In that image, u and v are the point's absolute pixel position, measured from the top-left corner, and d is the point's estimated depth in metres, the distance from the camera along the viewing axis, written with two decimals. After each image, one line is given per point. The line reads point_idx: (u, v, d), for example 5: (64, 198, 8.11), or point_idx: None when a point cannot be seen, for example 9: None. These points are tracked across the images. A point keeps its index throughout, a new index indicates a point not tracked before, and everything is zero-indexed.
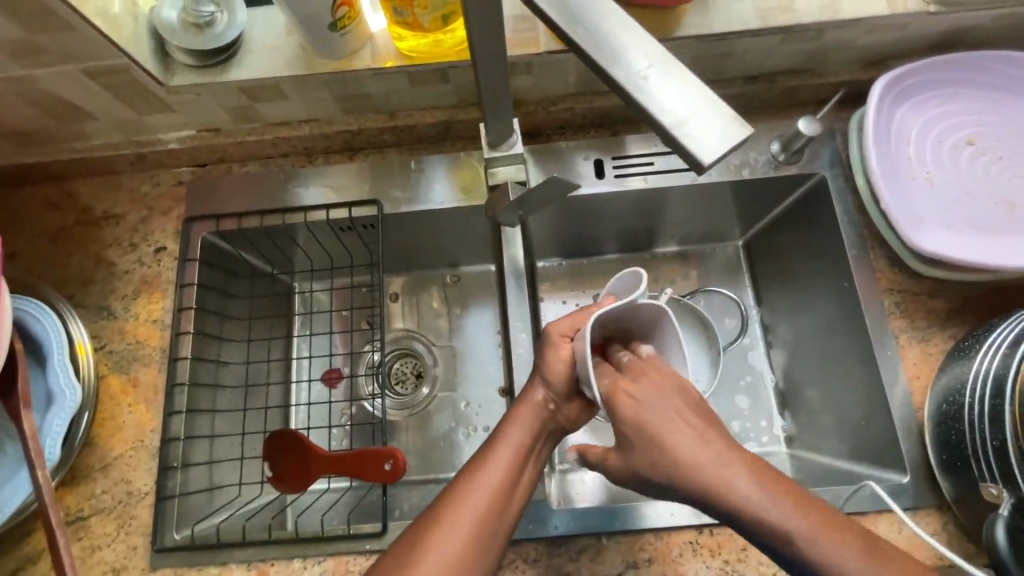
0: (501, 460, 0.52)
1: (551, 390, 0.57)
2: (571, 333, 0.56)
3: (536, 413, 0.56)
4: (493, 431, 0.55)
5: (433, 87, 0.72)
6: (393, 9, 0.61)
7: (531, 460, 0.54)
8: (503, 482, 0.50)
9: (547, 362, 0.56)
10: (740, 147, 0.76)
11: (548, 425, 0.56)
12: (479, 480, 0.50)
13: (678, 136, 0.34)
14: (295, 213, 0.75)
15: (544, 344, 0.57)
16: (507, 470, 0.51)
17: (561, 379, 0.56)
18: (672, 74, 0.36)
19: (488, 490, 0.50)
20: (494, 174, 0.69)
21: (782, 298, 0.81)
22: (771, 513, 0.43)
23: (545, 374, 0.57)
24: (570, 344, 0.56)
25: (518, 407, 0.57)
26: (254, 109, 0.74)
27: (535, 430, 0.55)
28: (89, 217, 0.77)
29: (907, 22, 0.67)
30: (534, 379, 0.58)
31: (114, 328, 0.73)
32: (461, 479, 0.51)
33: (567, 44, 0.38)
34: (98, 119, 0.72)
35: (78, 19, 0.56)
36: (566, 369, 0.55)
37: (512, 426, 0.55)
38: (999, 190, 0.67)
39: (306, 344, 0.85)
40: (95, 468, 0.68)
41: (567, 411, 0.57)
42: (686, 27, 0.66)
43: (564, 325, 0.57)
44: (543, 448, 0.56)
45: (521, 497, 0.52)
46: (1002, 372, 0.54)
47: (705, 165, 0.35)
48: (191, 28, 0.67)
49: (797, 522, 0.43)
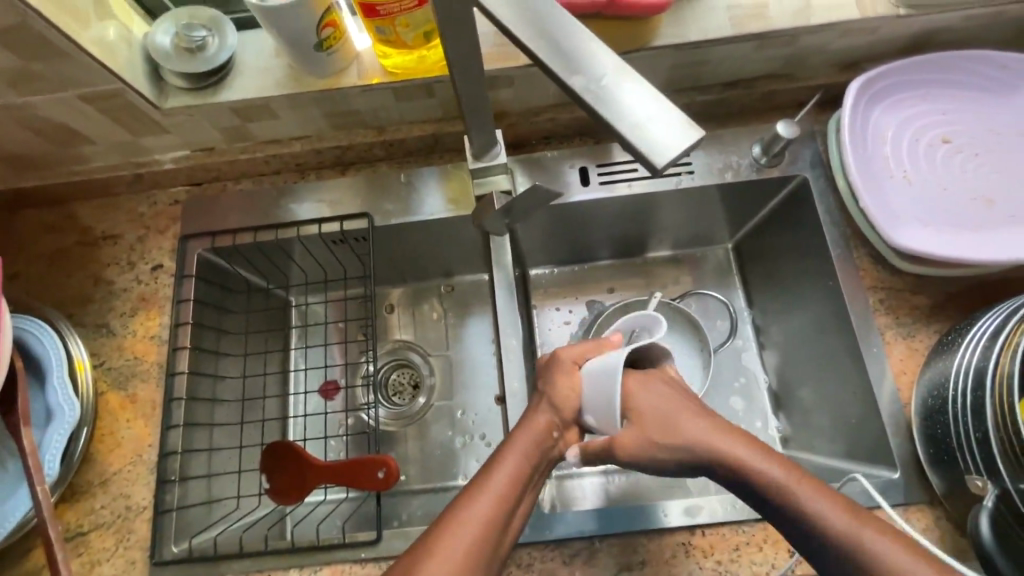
0: (499, 485, 0.51)
1: (557, 418, 0.58)
2: (581, 360, 0.60)
3: (538, 438, 0.56)
4: (493, 453, 0.55)
5: (420, 102, 0.74)
6: (375, 28, 0.63)
7: (530, 486, 0.54)
8: (501, 506, 0.50)
9: (556, 387, 0.58)
10: (722, 151, 0.77)
11: (548, 452, 0.56)
12: (478, 503, 0.50)
13: (632, 141, 0.35)
14: (287, 228, 0.77)
15: (556, 369, 0.59)
16: (505, 495, 0.51)
17: (567, 405, 0.58)
18: (629, 84, 0.37)
19: (485, 514, 0.49)
20: (489, 183, 0.69)
21: (771, 298, 0.82)
22: (771, 473, 0.49)
23: (553, 399, 0.58)
24: (582, 371, 0.59)
25: (519, 431, 0.56)
26: (246, 128, 0.76)
27: (535, 456, 0.55)
28: (88, 238, 0.79)
29: (878, 25, 0.68)
30: (537, 405, 0.59)
31: (112, 345, 0.74)
32: (459, 500, 0.50)
33: (530, 58, 0.39)
34: (95, 143, 0.74)
35: (72, 46, 0.59)
36: (576, 398, 0.58)
37: (512, 451, 0.54)
38: (977, 186, 0.68)
39: (302, 356, 0.86)
40: (94, 484, 0.69)
41: (565, 438, 0.58)
42: (662, 37, 0.67)
43: (574, 351, 0.60)
44: (540, 473, 0.56)
45: (516, 521, 0.52)
46: (982, 364, 0.55)
47: (659, 167, 0.36)
48: (183, 52, 0.69)
49: (791, 479, 0.49)
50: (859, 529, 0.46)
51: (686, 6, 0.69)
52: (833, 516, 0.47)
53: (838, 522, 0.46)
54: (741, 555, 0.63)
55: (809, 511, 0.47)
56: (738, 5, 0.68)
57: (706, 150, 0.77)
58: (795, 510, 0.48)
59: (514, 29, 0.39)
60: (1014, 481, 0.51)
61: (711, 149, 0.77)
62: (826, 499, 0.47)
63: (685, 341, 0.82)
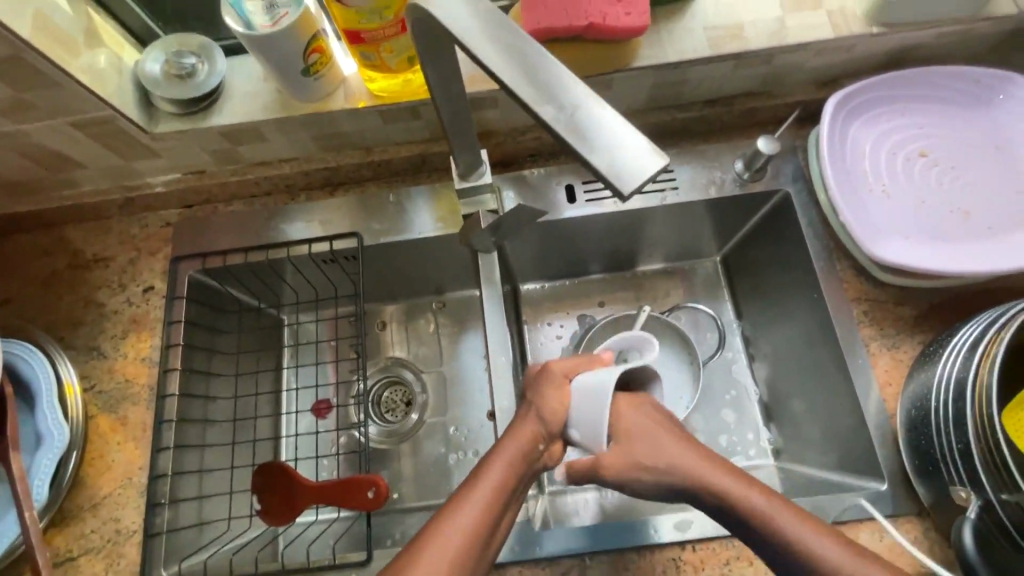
0: (482, 498, 0.51)
1: (544, 431, 0.57)
2: (573, 375, 0.59)
3: (523, 450, 0.55)
4: (477, 464, 0.54)
5: (407, 123, 0.75)
6: (361, 54, 0.65)
7: (514, 497, 0.54)
8: (484, 518, 0.50)
9: (545, 397, 0.58)
10: (706, 167, 0.78)
11: (533, 464, 0.56)
12: (460, 517, 0.49)
13: (599, 170, 0.37)
14: (278, 249, 0.77)
15: (547, 382, 0.58)
16: (487, 509, 0.51)
17: (554, 419, 0.57)
18: (599, 112, 0.38)
19: (468, 528, 0.49)
20: (484, 202, 0.69)
21: (759, 310, 0.83)
22: (752, 502, 0.50)
23: (541, 409, 0.57)
24: (572, 387, 0.58)
25: (504, 442, 0.56)
26: (236, 151, 0.77)
27: (521, 468, 0.54)
28: (80, 260, 0.80)
29: (852, 44, 0.70)
30: (526, 415, 0.58)
31: (103, 368, 0.75)
32: (441, 514, 0.50)
33: (509, 94, 0.41)
34: (86, 168, 0.75)
35: (63, 75, 0.60)
36: (565, 411, 0.57)
37: (496, 464, 0.54)
38: (955, 198, 0.69)
39: (294, 376, 0.87)
40: (84, 508, 0.69)
41: (551, 450, 0.58)
42: (642, 58, 0.69)
43: (567, 365, 0.59)
44: (525, 484, 0.56)
45: (500, 531, 0.52)
46: (963, 375, 0.55)
47: (627, 192, 0.37)
48: (173, 79, 0.70)
49: (774, 509, 0.49)
50: (841, 563, 0.46)
51: (664, 28, 0.70)
52: (816, 548, 0.47)
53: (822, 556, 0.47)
54: (732, 569, 0.63)
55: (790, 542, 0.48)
56: (716, 26, 0.70)
57: (691, 165, 0.79)
58: (778, 539, 0.49)
59: (491, 63, 0.42)
60: (996, 491, 0.51)
61: (696, 164, 0.79)
62: (807, 532, 0.48)
63: (675, 354, 0.83)
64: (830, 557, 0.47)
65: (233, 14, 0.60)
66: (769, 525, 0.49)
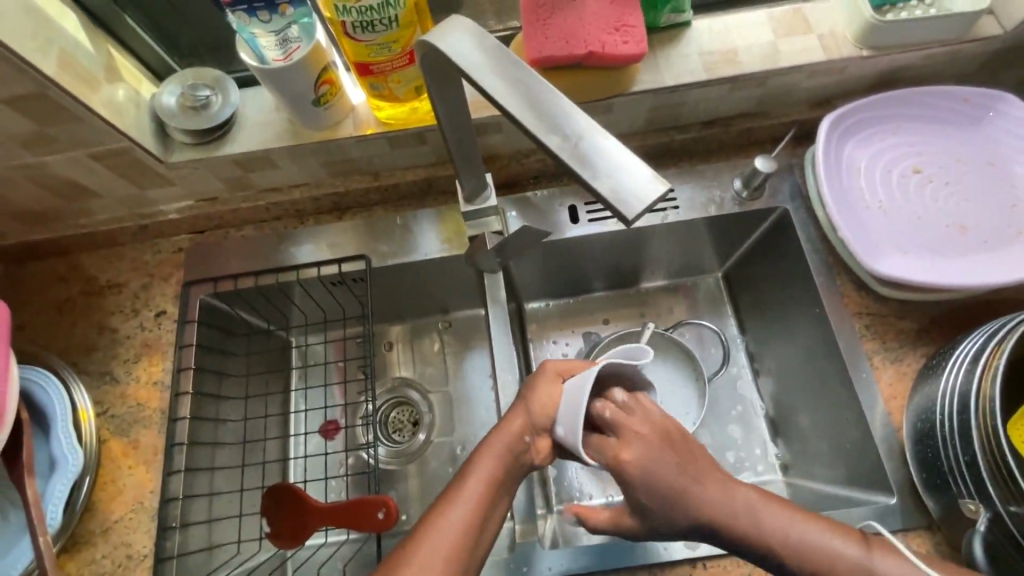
0: (473, 492, 0.52)
1: (530, 423, 0.57)
2: (566, 373, 0.61)
3: (509, 442, 0.56)
4: (466, 459, 0.55)
5: (413, 148, 0.78)
6: (370, 84, 0.68)
7: (503, 494, 0.54)
8: (476, 515, 0.50)
9: (535, 392, 0.59)
10: (705, 186, 0.80)
11: (520, 457, 0.56)
12: (451, 513, 0.50)
13: (603, 196, 0.39)
14: (287, 272, 0.79)
15: (540, 377, 0.60)
16: (480, 502, 0.51)
17: (541, 412, 0.58)
18: (601, 141, 0.40)
19: (460, 522, 0.49)
20: (489, 224, 0.71)
21: (763, 326, 0.84)
22: (773, 523, 0.50)
23: (529, 404, 0.58)
24: (563, 384, 0.59)
25: (491, 437, 0.57)
26: (247, 178, 0.79)
27: (508, 461, 0.55)
28: (93, 287, 0.81)
29: (844, 66, 0.73)
30: (512, 410, 0.59)
31: (115, 392, 0.76)
32: (432, 511, 0.51)
33: (517, 127, 0.43)
34: (102, 198, 0.77)
35: (84, 109, 0.63)
36: (553, 403, 0.58)
37: (483, 459, 0.55)
38: (950, 213, 0.71)
39: (302, 397, 0.88)
40: (95, 533, 0.69)
41: (538, 445, 0.58)
42: (641, 83, 0.71)
43: (561, 364, 0.61)
44: (513, 481, 0.56)
45: (492, 529, 0.52)
46: (966, 388, 0.56)
47: (630, 216, 0.39)
48: (188, 111, 0.73)
49: (801, 526, 0.49)
50: (863, 563, 0.48)
51: (661, 54, 0.73)
52: (841, 555, 0.48)
53: (845, 558, 0.48)
54: None
55: (814, 559, 0.48)
56: (711, 51, 0.73)
57: (690, 185, 0.80)
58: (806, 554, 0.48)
59: (499, 98, 0.44)
60: (1004, 503, 0.52)
61: (695, 184, 0.80)
62: (829, 537, 0.49)
63: (680, 371, 0.83)
64: (849, 555, 0.48)
65: (247, 49, 0.63)
66: (792, 545, 0.49)
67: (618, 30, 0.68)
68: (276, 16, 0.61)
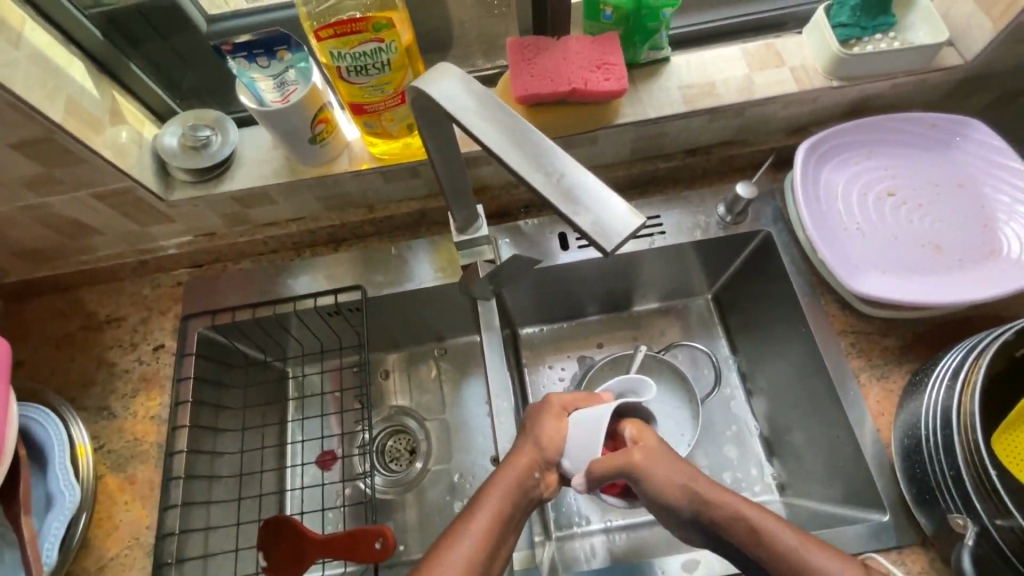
0: (480, 528, 0.51)
1: (540, 458, 0.58)
2: (569, 407, 0.62)
3: (519, 476, 0.56)
4: (474, 494, 0.55)
5: (406, 181, 0.80)
6: (364, 123, 0.70)
7: (509, 530, 0.54)
8: (483, 550, 0.50)
9: (542, 426, 0.60)
10: (691, 212, 0.83)
11: (530, 491, 0.56)
12: (458, 549, 0.50)
13: (586, 230, 0.41)
14: (285, 303, 0.80)
15: (545, 412, 0.61)
16: (486, 538, 0.51)
17: (551, 446, 0.59)
18: (584, 177, 0.43)
19: (466, 558, 0.49)
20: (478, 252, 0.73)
21: (753, 346, 0.85)
22: (764, 527, 0.50)
23: (538, 438, 0.59)
24: (570, 417, 0.60)
25: (501, 473, 0.56)
26: (246, 214, 0.81)
27: (519, 497, 0.55)
28: (92, 322, 0.83)
29: (816, 96, 0.76)
30: (521, 447, 0.59)
31: (113, 428, 0.76)
32: (439, 545, 0.50)
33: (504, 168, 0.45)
34: (103, 235, 0.79)
35: (89, 152, 0.65)
36: (561, 440, 0.59)
37: (489, 495, 0.54)
38: (925, 234, 0.74)
39: (299, 428, 0.88)
40: (90, 571, 0.69)
41: (546, 479, 0.58)
42: (623, 115, 0.75)
43: (565, 398, 0.62)
44: (522, 516, 0.56)
45: (497, 565, 0.52)
46: (948, 402, 0.58)
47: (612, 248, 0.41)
48: (189, 150, 0.75)
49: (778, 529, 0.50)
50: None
51: (642, 89, 0.77)
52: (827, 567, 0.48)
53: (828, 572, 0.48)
54: None
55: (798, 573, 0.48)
56: (689, 85, 0.76)
57: (676, 211, 0.83)
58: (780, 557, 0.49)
59: (486, 139, 0.46)
60: (991, 517, 0.53)
61: (680, 210, 0.83)
62: (814, 555, 0.48)
63: (673, 392, 0.85)
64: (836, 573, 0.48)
65: (247, 93, 0.66)
66: (781, 555, 0.49)
67: (599, 68, 0.72)
68: (275, 61, 0.65)
